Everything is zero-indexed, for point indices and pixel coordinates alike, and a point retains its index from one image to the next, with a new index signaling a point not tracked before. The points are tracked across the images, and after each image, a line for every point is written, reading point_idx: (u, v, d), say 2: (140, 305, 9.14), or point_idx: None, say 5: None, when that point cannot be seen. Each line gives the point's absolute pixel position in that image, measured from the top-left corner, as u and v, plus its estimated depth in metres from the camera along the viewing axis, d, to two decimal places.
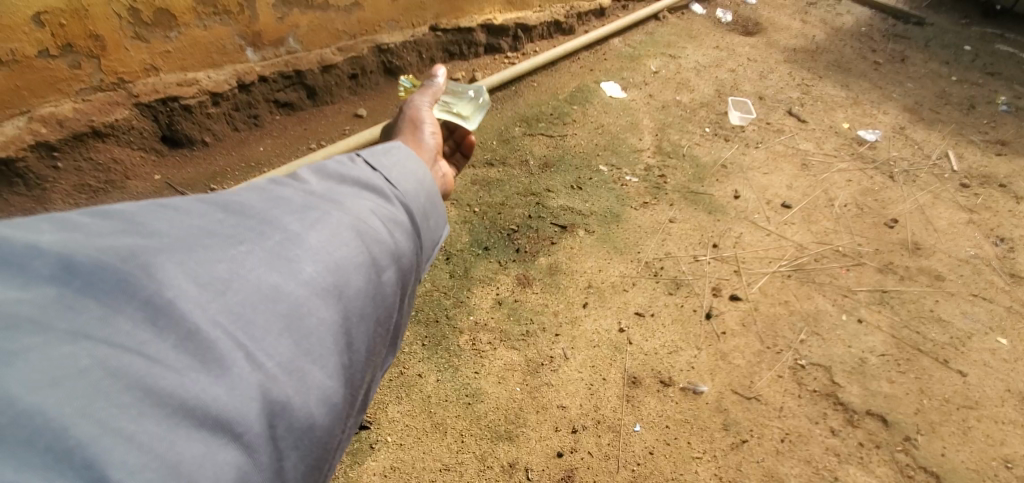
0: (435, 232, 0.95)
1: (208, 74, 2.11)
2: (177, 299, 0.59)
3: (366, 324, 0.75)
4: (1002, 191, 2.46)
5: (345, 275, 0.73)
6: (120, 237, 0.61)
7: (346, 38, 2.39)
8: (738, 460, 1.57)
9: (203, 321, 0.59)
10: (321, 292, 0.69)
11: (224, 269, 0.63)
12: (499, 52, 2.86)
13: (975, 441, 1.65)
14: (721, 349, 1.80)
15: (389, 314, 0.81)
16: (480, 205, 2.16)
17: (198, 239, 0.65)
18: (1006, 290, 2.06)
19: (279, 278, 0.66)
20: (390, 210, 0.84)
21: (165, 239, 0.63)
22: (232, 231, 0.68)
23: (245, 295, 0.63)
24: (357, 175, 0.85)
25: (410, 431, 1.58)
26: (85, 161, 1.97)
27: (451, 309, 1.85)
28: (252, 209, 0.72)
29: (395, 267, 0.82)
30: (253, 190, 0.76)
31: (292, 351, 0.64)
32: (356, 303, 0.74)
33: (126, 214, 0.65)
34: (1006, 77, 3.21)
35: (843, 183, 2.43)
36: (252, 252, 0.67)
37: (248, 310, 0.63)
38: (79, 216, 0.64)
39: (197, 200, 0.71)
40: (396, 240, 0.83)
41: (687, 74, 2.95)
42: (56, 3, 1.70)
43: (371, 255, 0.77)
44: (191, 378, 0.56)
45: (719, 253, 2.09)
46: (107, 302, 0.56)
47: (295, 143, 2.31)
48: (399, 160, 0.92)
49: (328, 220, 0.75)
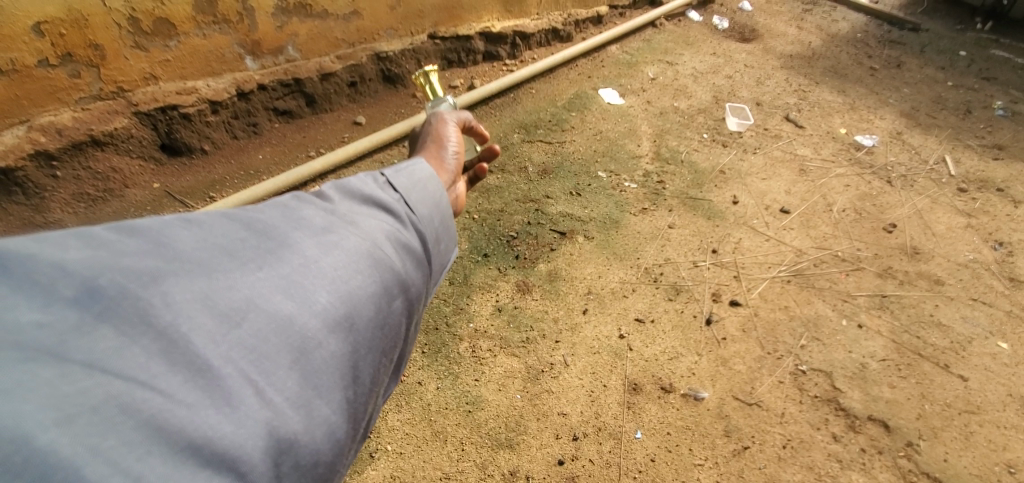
0: (444, 256, 0.93)
1: (207, 82, 2.12)
2: (192, 333, 0.56)
3: (373, 356, 0.73)
4: (1000, 196, 2.46)
5: (357, 306, 0.70)
6: (139, 258, 0.58)
7: (345, 46, 2.40)
8: (740, 467, 1.56)
9: (216, 357, 0.56)
10: (333, 324, 0.67)
11: (241, 298, 0.61)
12: (497, 60, 2.88)
13: (978, 446, 1.64)
14: (721, 355, 1.80)
15: (395, 345, 0.79)
16: (480, 211, 2.16)
17: (215, 264, 0.62)
18: (1006, 295, 2.06)
19: (292, 309, 0.64)
20: (404, 236, 0.82)
21: (184, 262, 0.60)
22: (250, 255, 0.65)
23: (260, 327, 0.61)
24: (377, 197, 0.83)
25: (410, 439, 1.57)
26: (84, 170, 1.97)
27: (451, 316, 1.84)
28: (273, 229, 0.70)
29: (404, 295, 0.79)
30: (274, 208, 0.73)
31: (299, 387, 0.62)
32: (366, 336, 0.71)
33: (146, 229, 0.62)
34: (1002, 82, 3.22)
35: (841, 188, 2.43)
36: (268, 279, 0.64)
37: (260, 343, 0.60)
38: (102, 228, 0.60)
39: (217, 217, 0.68)
40: (407, 267, 0.81)
41: (685, 81, 2.97)
42: (56, 13, 1.71)
43: (384, 284, 0.75)
44: (200, 416, 0.53)
45: (718, 259, 2.09)
46: (124, 330, 0.53)
47: (294, 150, 2.31)
48: (420, 181, 0.90)
49: (345, 246, 0.72)
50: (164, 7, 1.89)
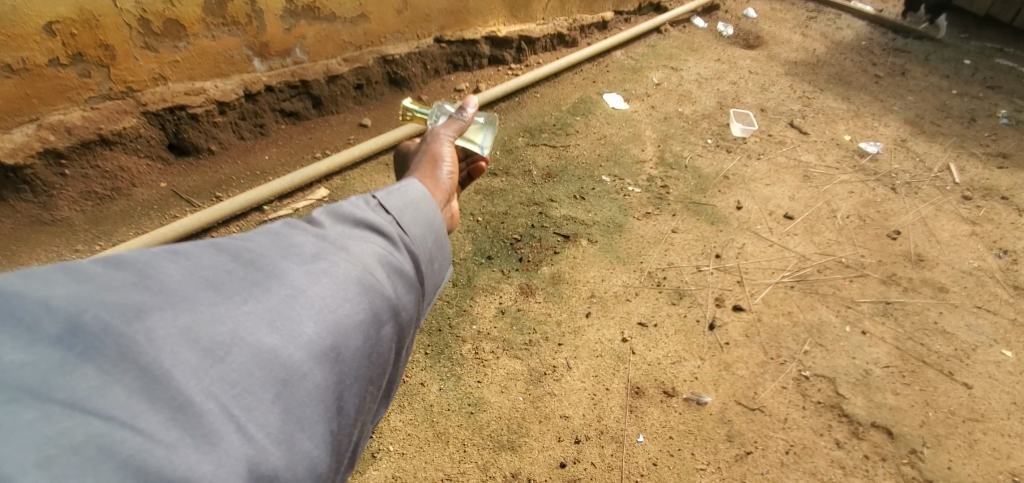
0: (437, 276, 0.92)
1: (215, 83, 2.14)
2: (174, 368, 0.55)
3: (360, 385, 0.71)
4: (1005, 204, 2.46)
5: (345, 335, 0.69)
6: (126, 292, 0.58)
7: (352, 49, 2.42)
8: (743, 472, 1.55)
9: (198, 392, 0.55)
10: (319, 355, 0.65)
11: (225, 331, 0.60)
12: (502, 64, 2.90)
13: (982, 454, 1.64)
14: (725, 360, 1.79)
15: (383, 371, 0.77)
16: (484, 214, 2.17)
17: (201, 296, 0.61)
18: (1010, 303, 2.05)
19: (277, 341, 0.62)
20: (396, 259, 0.81)
21: (169, 294, 0.59)
22: (237, 287, 0.64)
23: (242, 362, 0.59)
24: (370, 218, 0.82)
25: (412, 440, 1.57)
26: (92, 168, 1.98)
27: (454, 318, 1.84)
28: (262, 259, 0.69)
29: (395, 321, 0.78)
30: (264, 235, 0.73)
31: (281, 421, 0.60)
32: (352, 365, 0.70)
33: (136, 262, 0.62)
34: (1006, 91, 3.23)
35: (845, 194, 2.44)
36: (254, 311, 0.63)
37: (243, 377, 0.59)
38: (92, 264, 0.60)
39: (207, 246, 0.67)
40: (399, 291, 0.79)
41: (689, 86, 2.97)
42: (68, 13, 1.73)
43: (374, 311, 0.73)
44: (179, 454, 0.51)
45: (721, 263, 2.09)
46: (107, 369, 0.52)
47: (300, 152, 2.32)
48: (413, 202, 0.89)
49: (335, 272, 0.71)
50: (174, 9, 1.91)
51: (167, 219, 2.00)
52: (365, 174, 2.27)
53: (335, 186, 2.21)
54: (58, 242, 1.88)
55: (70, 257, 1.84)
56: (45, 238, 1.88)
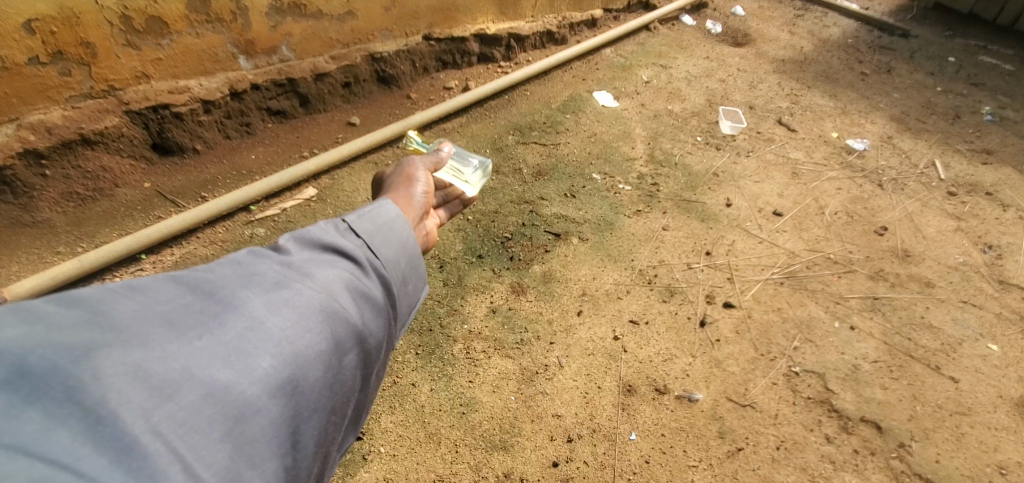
0: (411, 297, 0.91)
1: (200, 82, 2.11)
2: (119, 407, 0.53)
3: (320, 417, 0.70)
4: (989, 199, 2.49)
5: (305, 367, 0.67)
6: (76, 331, 0.56)
7: (339, 47, 2.40)
8: (734, 468, 1.56)
9: (144, 432, 0.53)
10: (274, 389, 0.64)
11: (177, 368, 0.58)
12: (492, 62, 2.89)
13: (969, 447, 1.65)
14: (715, 357, 1.80)
15: (346, 401, 0.75)
16: (475, 213, 2.15)
17: (153, 334, 0.60)
18: (995, 297, 2.08)
19: (231, 376, 0.61)
20: (363, 284, 0.81)
21: (120, 332, 0.58)
22: (192, 320, 0.63)
23: (194, 399, 0.58)
24: (339, 242, 0.82)
25: (404, 441, 1.55)
26: (74, 169, 1.94)
27: (445, 318, 1.83)
28: (221, 289, 0.68)
29: (360, 348, 0.77)
30: (227, 265, 0.72)
31: (230, 460, 0.58)
32: (313, 397, 0.68)
33: (91, 300, 0.61)
34: (990, 87, 3.27)
35: (834, 191, 2.45)
36: (208, 345, 0.62)
37: (192, 415, 0.57)
38: (45, 304, 0.59)
39: (166, 280, 0.67)
40: (365, 318, 0.79)
41: (678, 84, 2.98)
42: (47, 10, 1.69)
43: (336, 339, 0.72)
44: None
45: (712, 261, 2.10)
46: (52, 411, 0.50)
47: (287, 151, 2.30)
48: (385, 224, 0.89)
49: (297, 301, 0.70)
50: (157, 6, 1.88)
51: (151, 220, 1.97)
52: (353, 173, 2.25)
53: (323, 185, 2.19)
54: (38, 244, 1.83)
55: (52, 259, 1.80)
56: (26, 240, 1.83)
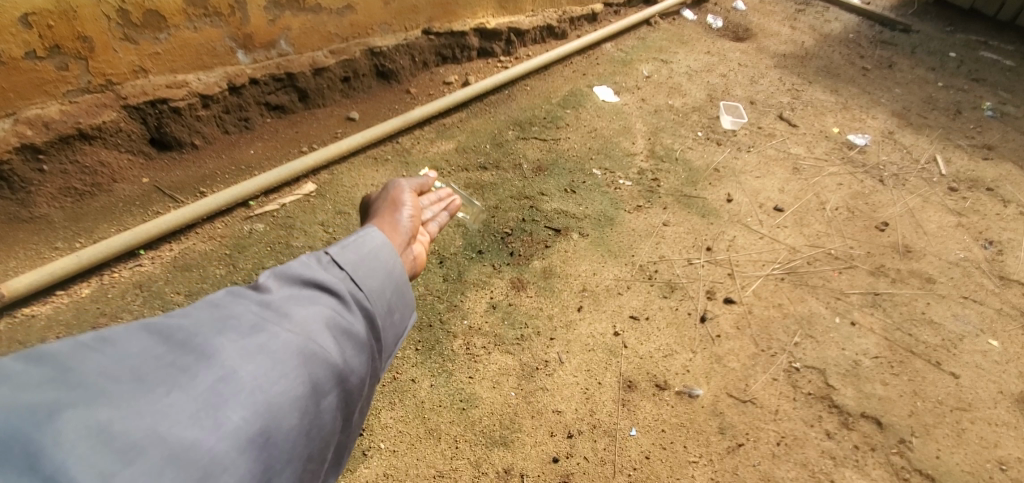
0: (395, 331, 0.90)
1: (198, 76, 2.09)
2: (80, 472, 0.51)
3: (295, 465, 0.68)
4: (990, 195, 2.49)
5: (278, 416, 0.66)
6: (41, 393, 0.55)
7: (338, 41, 2.39)
8: (735, 463, 1.55)
9: None
10: (245, 442, 0.62)
11: (142, 427, 0.57)
12: (492, 56, 2.88)
13: (969, 443, 1.65)
14: (716, 352, 1.79)
15: (325, 445, 0.74)
16: (475, 208, 2.14)
17: (121, 391, 0.58)
18: (996, 293, 2.08)
19: (200, 432, 0.60)
20: (344, 323, 0.80)
21: (86, 391, 0.57)
22: (164, 375, 0.62)
23: (159, 459, 0.56)
24: (319, 279, 0.81)
25: (403, 437, 1.55)
26: (71, 163, 1.93)
27: (445, 313, 1.82)
28: (195, 338, 0.67)
29: (340, 389, 0.76)
30: (203, 311, 0.71)
31: None
32: (287, 446, 0.67)
33: (59, 358, 0.60)
34: (991, 83, 3.26)
35: (835, 186, 2.45)
36: (178, 401, 0.60)
37: (157, 476, 0.55)
38: (13, 365, 0.58)
39: (139, 332, 0.66)
40: (345, 358, 0.78)
41: (679, 79, 2.97)
42: (44, 4, 1.67)
43: (313, 383, 0.71)
44: None
45: (712, 256, 2.09)
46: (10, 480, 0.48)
47: (286, 146, 2.29)
48: (368, 255, 0.89)
49: (272, 347, 0.69)
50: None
51: (150, 215, 1.96)
52: (353, 168, 2.24)
53: (322, 181, 2.18)
54: (36, 239, 1.82)
55: (50, 255, 1.80)
56: (24, 236, 1.83)
